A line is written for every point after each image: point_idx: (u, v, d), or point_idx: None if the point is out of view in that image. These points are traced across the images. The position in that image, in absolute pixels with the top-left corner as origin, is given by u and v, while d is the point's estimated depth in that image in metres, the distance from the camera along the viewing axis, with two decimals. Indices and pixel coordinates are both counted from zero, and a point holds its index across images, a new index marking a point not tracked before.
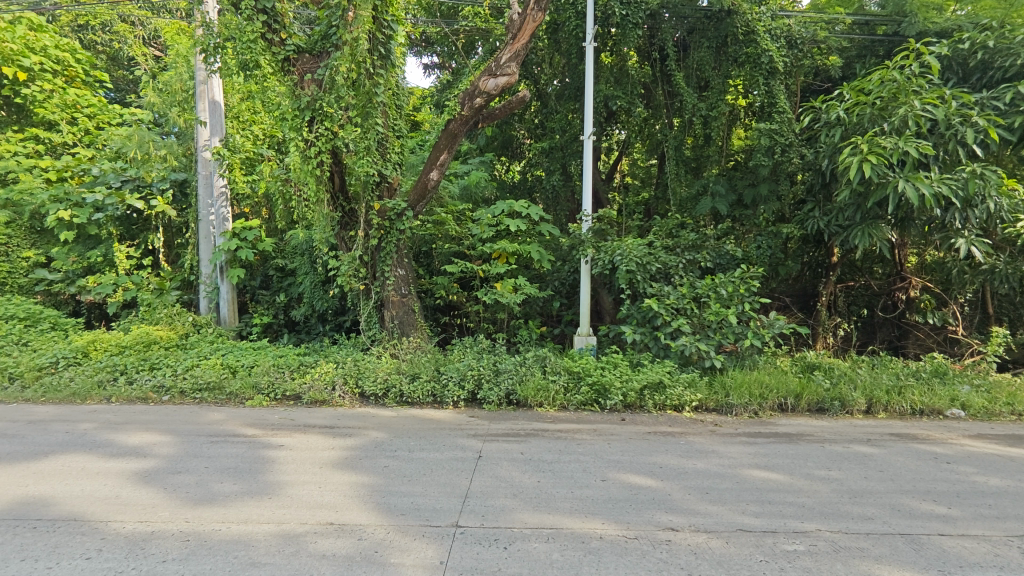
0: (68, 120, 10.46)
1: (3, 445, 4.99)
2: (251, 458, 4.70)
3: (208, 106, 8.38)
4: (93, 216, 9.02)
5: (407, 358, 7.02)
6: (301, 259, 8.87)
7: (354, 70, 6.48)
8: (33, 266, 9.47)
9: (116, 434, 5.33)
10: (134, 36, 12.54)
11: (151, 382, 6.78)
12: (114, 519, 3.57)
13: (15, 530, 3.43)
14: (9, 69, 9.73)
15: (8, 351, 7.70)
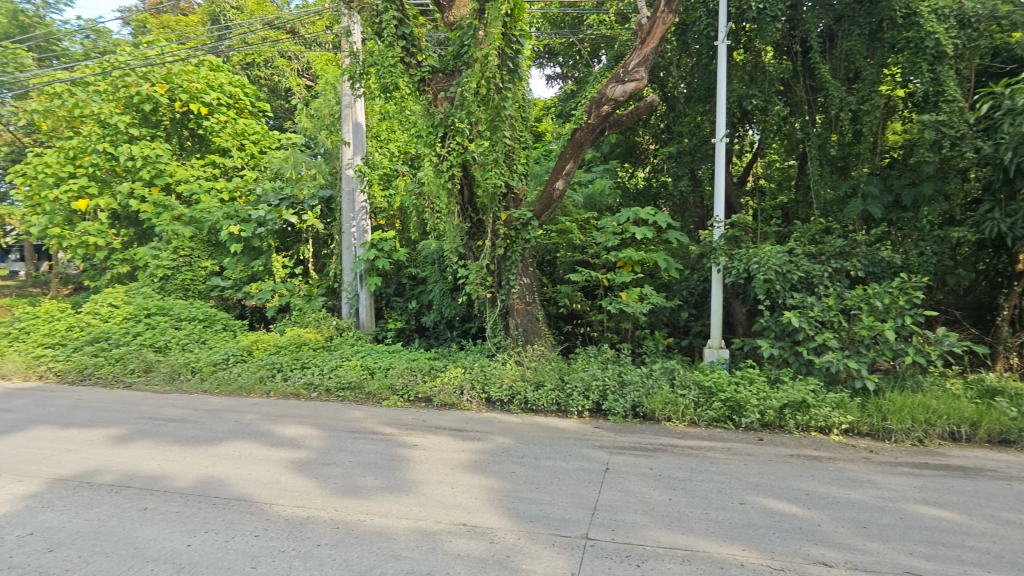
0: (238, 146, 11.94)
1: (189, 429, 5.77)
2: (389, 455, 5.01)
3: (351, 128, 9.12)
4: (256, 230, 10.16)
5: (531, 365, 7.10)
6: (431, 268, 9.36)
7: (483, 86, 6.74)
8: (209, 274, 10.88)
9: (275, 426, 5.94)
10: (291, 69, 14.06)
11: (303, 379, 7.48)
12: (275, 503, 3.96)
13: (200, 504, 3.94)
14: (193, 105, 11.31)
15: (191, 348, 8.95)
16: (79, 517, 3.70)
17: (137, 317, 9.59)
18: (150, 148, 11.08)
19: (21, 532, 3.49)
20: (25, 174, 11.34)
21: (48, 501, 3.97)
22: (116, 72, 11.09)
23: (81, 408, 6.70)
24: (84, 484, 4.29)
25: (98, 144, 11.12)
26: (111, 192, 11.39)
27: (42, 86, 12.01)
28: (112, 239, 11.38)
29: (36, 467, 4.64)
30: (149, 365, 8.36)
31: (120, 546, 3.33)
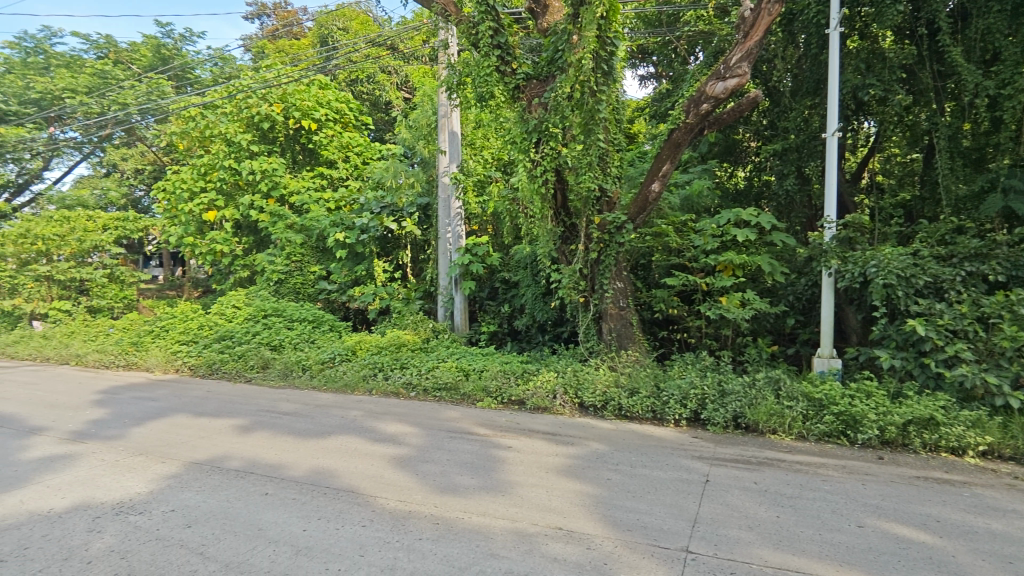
0: (343, 158, 12.71)
1: (301, 423, 6.20)
2: (485, 456, 5.11)
3: (447, 137, 9.41)
4: (359, 237, 10.75)
5: (625, 371, 6.97)
6: (524, 272, 9.47)
7: (577, 90, 6.73)
8: (318, 278, 11.65)
9: (377, 422, 6.25)
10: (391, 83, 14.88)
11: (402, 379, 7.82)
12: (380, 496, 4.17)
13: (313, 493, 4.23)
14: (305, 122, 12.19)
15: (302, 347, 9.63)
16: (211, 498, 4.09)
17: (256, 317, 10.47)
18: (268, 163, 12.07)
19: (165, 508, 3.91)
20: (165, 190, 12.74)
21: (185, 482, 4.42)
22: (239, 95, 12.19)
23: (210, 399, 7.42)
24: (215, 468, 4.74)
25: (225, 161, 12.28)
26: (235, 204, 12.52)
27: (179, 111, 13.44)
28: (235, 246, 12.51)
29: (175, 451, 5.19)
30: (266, 362, 9.10)
31: (245, 527, 3.65)
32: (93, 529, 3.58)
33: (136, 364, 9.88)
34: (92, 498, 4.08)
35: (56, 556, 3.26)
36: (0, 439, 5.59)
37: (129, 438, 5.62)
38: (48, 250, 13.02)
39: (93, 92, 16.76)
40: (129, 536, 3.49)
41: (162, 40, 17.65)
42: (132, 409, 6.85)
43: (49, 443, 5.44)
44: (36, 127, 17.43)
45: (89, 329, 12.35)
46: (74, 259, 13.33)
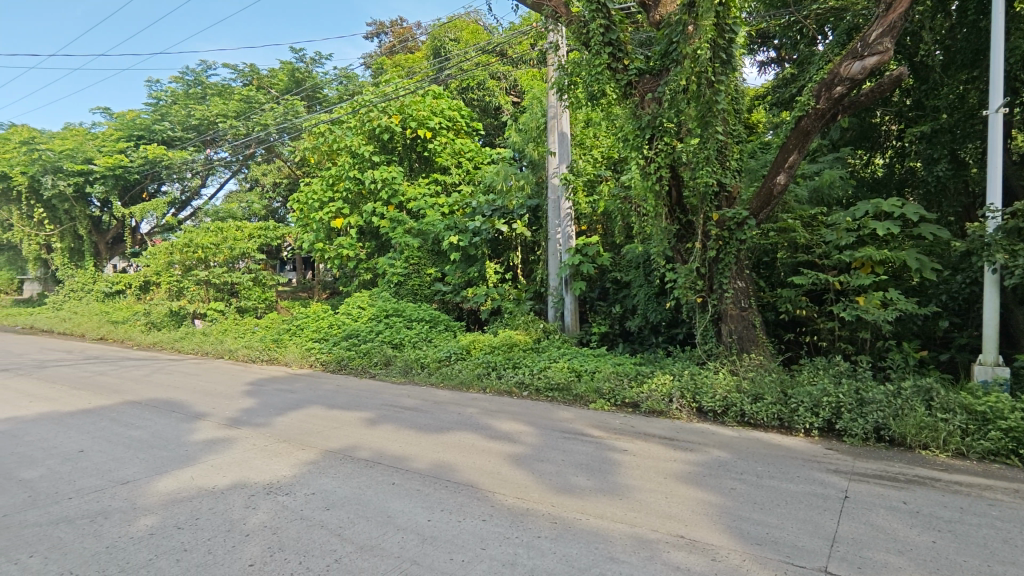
0: (456, 164, 13.20)
1: (422, 417, 6.53)
2: (600, 458, 5.07)
3: (557, 138, 9.46)
4: (472, 239, 11.09)
5: (748, 375, 6.58)
6: (636, 272, 9.26)
7: (693, 82, 6.48)
8: (433, 280, 12.19)
9: (493, 420, 6.41)
10: (501, 88, 15.29)
11: (515, 378, 7.96)
12: (498, 492, 4.27)
13: (435, 485, 4.42)
14: (421, 131, 12.82)
15: (420, 346, 10.12)
16: (345, 484, 4.42)
17: (379, 317, 11.16)
18: (388, 172, 12.82)
19: (306, 491, 4.28)
20: (299, 201, 13.97)
21: (323, 468, 4.82)
22: (362, 109, 13.05)
23: (341, 393, 8.02)
24: (348, 457, 5.12)
25: (350, 172, 13.21)
26: (359, 211, 13.42)
27: (311, 128, 14.68)
28: (359, 251, 13.41)
29: (313, 439, 5.68)
30: (388, 360, 9.69)
31: (376, 513, 3.90)
32: (248, 506, 4.01)
33: (277, 359, 10.92)
34: (247, 478, 4.57)
35: (219, 527, 3.69)
36: (173, 422, 6.43)
37: (275, 426, 6.23)
38: (205, 257, 14.78)
39: (240, 115, 18.79)
40: (278, 514, 3.87)
41: (296, 64, 19.20)
42: (275, 400, 7.59)
43: (211, 427, 6.17)
44: (195, 149, 19.87)
45: (239, 327, 13.86)
46: (226, 265, 15.02)
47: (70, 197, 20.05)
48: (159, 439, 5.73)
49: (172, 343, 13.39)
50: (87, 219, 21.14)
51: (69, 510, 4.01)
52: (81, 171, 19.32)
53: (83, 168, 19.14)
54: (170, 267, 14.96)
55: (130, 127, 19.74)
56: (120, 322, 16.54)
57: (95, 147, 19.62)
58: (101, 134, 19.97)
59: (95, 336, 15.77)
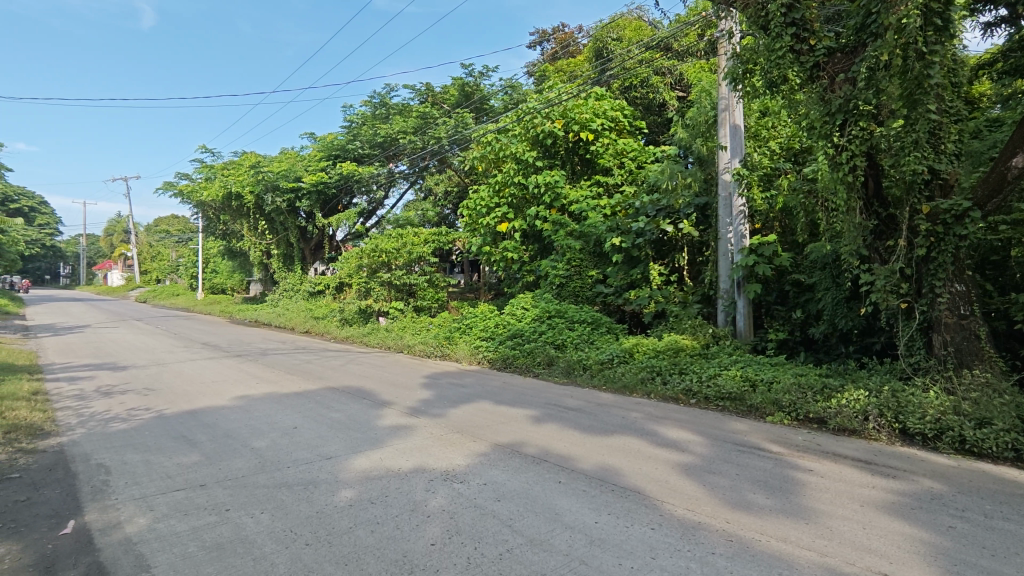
0: (618, 165, 13.04)
1: (586, 419, 6.55)
2: (781, 476, 4.64)
3: (728, 131, 8.88)
4: (635, 240, 10.89)
5: (969, 396, 5.57)
6: (822, 273, 8.35)
7: (899, 56, 5.66)
8: (595, 282, 12.20)
9: (659, 426, 6.22)
10: (665, 84, 14.77)
11: (682, 385, 7.62)
12: (667, 501, 4.13)
13: (601, 488, 4.40)
14: (584, 134, 12.89)
15: (582, 347, 10.16)
16: (514, 478, 4.59)
17: (542, 318, 11.45)
18: (551, 176, 13.07)
19: (479, 481, 4.53)
20: (468, 207, 14.83)
21: (493, 460, 5.06)
22: (527, 116, 13.46)
23: (507, 390, 8.37)
24: (516, 452, 5.32)
25: (515, 178, 13.71)
26: (523, 215, 13.85)
27: (478, 138, 15.50)
28: (523, 254, 13.86)
29: (483, 432, 5.99)
30: (551, 360, 9.88)
31: (545, 509, 3.99)
32: (429, 489, 4.35)
33: (448, 355, 11.71)
34: (427, 464, 4.97)
35: (405, 506, 4.05)
36: (364, 408, 7.23)
37: (450, 417, 6.70)
38: (388, 261, 16.37)
39: (417, 131, 20.46)
40: (455, 500, 4.15)
41: (466, 79, 20.29)
42: (449, 393, 8.16)
43: (396, 415, 6.82)
44: (380, 164, 22.13)
45: (416, 324, 15.16)
46: (405, 268, 16.50)
47: (284, 210, 23.54)
48: (354, 422, 6.47)
49: (362, 338, 15.06)
50: (297, 230, 24.63)
51: (288, 478, 4.70)
52: (292, 188, 22.54)
53: (293, 186, 22.31)
54: (360, 270, 16.79)
55: (329, 148, 22.56)
56: (321, 318, 19.03)
57: (303, 167, 22.74)
58: (307, 156, 23.13)
59: (302, 329, 18.30)
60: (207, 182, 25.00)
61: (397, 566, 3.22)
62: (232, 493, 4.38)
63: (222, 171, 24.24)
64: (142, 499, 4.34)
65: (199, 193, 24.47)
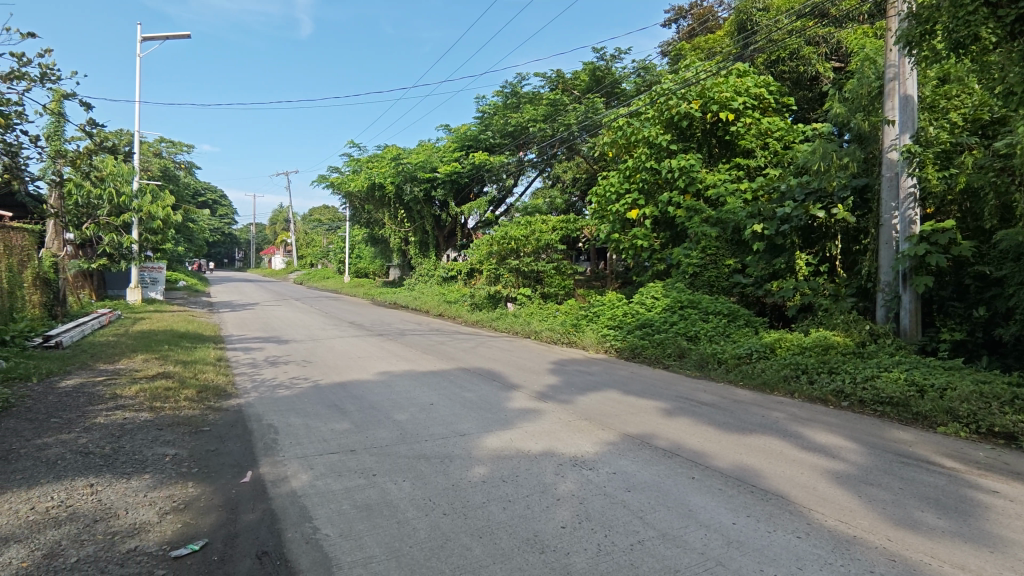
0: (762, 146, 12.18)
1: (721, 415, 6.22)
2: (958, 495, 4.06)
3: (898, 103, 7.90)
4: (780, 228, 10.03)
5: None
6: (1014, 265, 7.11)
7: None
8: (732, 272, 11.53)
9: (804, 429, 5.73)
10: (819, 55, 13.41)
11: (831, 386, 6.94)
12: (815, 509, 3.80)
13: (739, 488, 4.16)
14: (723, 114, 12.08)
15: (717, 340, 9.63)
16: (644, 470, 4.49)
17: (673, 309, 11.05)
18: (686, 159, 12.42)
19: (608, 469, 4.49)
20: (597, 194, 14.55)
21: (622, 450, 4.99)
22: (661, 98, 12.85)
23: (636, 381, 8.19)
24: (646, 443, 5.20)
25: (647, 162, 13.15)
26: (655, 201, 13.31)
27: (609, 124, 15.07)
28: (654, 241, 13.39)
29: (611, 421, 5.93)
30: (683, 351, 9.50)
31: (677, 504, 3.86)
32: (558, 473, 4.40)
33: (575, 342, 11.71)
34: (556, 448, 5.03)
35: (535, 487, 4.13)
36: (495, 389, 7.49)
37: (577, 404, 6.71)
38: (517, 248, 16.66)
39: (547, 118, 20.48)
40: (584, 486, 4.16)
41: (597, 63, 19.90)
42: (576, 380, 8.19)
43: (525, 398, 6.97)
44: (510, 152, 22.57)
45: (543, 311, 15.34)
46: (534, 255, 16.72)
47: (421, 200, 24.93)
48: (485, 402, 6.72)
49: (491, 322, 15.58)
50: (432, 218, 25.96)
51: (426, 450, 5.00)
52: (428, 178, 23.75)
53: (430, 176, 23.49)
54: (490, 256, 17.27)
55: (463, 138, 23.33)
56: (453, 303, 19.96)
57: (438, 158, 23.86)
58: (443, 147, 24.19)
59: (436, 312, 19.33)
60: (354, 174, 27.15)
61: (529, 544, 3.30)
62: (378, 460, 4.77)
63: (368, 164, 26.17)
64: (304, 458, 4.86)
65: (348, 184, 26.63)
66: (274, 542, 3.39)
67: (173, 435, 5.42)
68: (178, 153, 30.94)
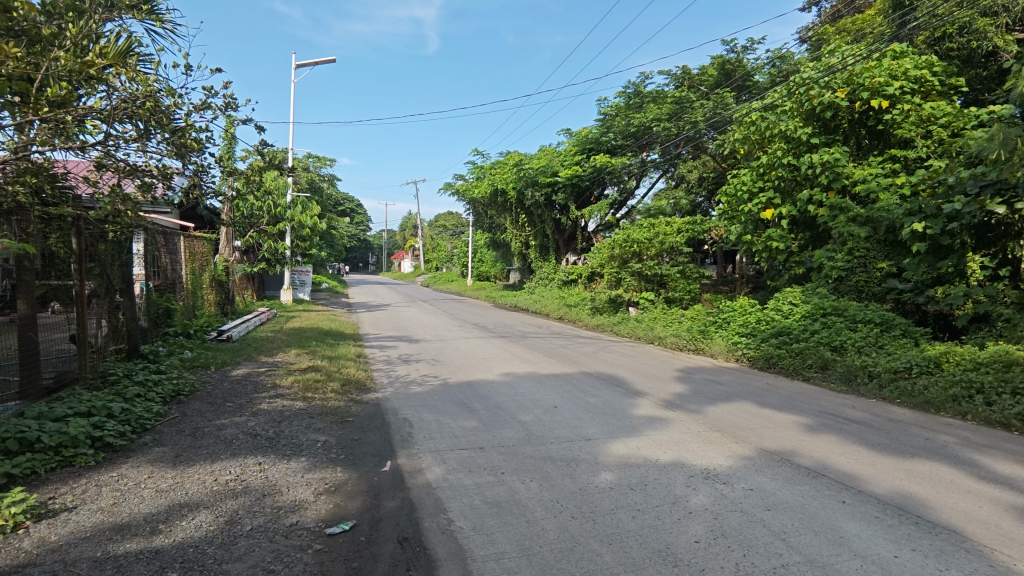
0: (924, 135, 10.78)
1: (875, 435, 5.62)
2: None
3: None
4: (947, 226, 8.81)
5: None
6: None
7: None
8: (885, 276, 10.39)
9: (981, 456, 5.00)
10: (997, 27, 11.65)
11: (1015, 409, 5.99)
12: (1000, 550, 3.29)
13: (901, 518, 3.73)
14: (876, 101, 10.92)
15: (868, 352, 8.70)
16: (786, 489, 4.18)
17: (814, 316, 10.20)
18: (830, 153, 11.38)
19: (744, 485, 4.25)
20: (726, 194, 13.78)
21: (760, 466, 4.69)
22: (801, 88, 11.90)
23: (772, 393, 7.65)
24: (787, 460, 4.83)
25: (784, 158, 12.17)
26: (793, 200, 12.33)
27: (741, 119, 14.20)
28: (792, 243, 12.42)
29: (746, 434, 5.59)
30: (826, 363, 8.71)
31: (825, 529, 3.54)
32: (689, 485, 4.24)
33: (702, 350, 11.19)
34: (686, 459, 4.84)
35: (665, 498, 4.01)
36: (619, 395, 7.38)
37: (707, 414, 6.41)
38: (640, 251, 16.27)
39: (672, 116, 19.82)
40: (718, 501, 3.96)
41: (727, 56, 18.92)
42: (705, 389, 7.83)
43: (651, 406, 6.80)
44: (632, 154, 22.12)
45: (667, 316, 14.84)
46: (657, 258, 16.25)
47: (542, 204, 25.27)
48: (610, 408, 6.65)
49: (613, 327, 15.37)
50: (552, 222, 26.15)
51: (552, 452, 5.05)
52: (549, 183, 23.97)
53: (551, 180, 23.71)
54: (612, 260, 17.08)
55: (584, 141, 23.26)
56: (573, 307, 19.96)
57: (559, 162, 23.96)
58: (563, 151, 24.29)
59: (556, 315, 19.45)
60: (478, 181, 28.17)
61: (660, 556, 3.22)
62: (506, 458, 4.90)
63: (491, 170, 27.00)
64: (437, 452, 5.13)
65: (472, 191, 27.66)
66: (413, 530, 3.61)
67: (323, 424, 5.97)
68: (323, 167, 34.06)
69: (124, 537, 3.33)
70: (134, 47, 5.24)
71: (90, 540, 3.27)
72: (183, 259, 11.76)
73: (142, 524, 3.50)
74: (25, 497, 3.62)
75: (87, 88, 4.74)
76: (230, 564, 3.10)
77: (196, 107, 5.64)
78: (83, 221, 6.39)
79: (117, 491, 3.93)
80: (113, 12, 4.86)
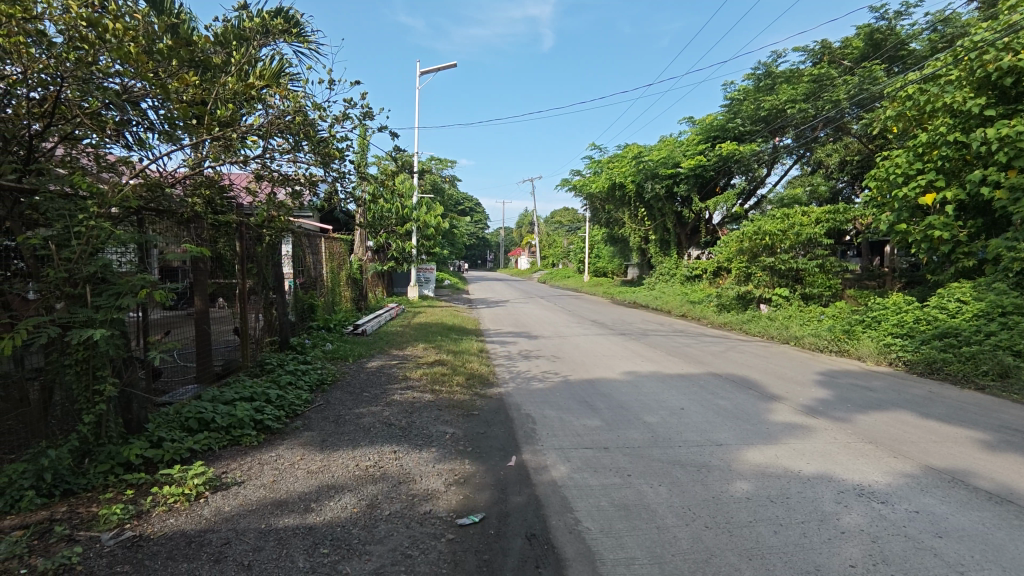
0: None
1: None
2: None
3: None
4: None
5: None
6: None
7: None
8: None
9: None
10: None
11: None
12: None
13: None
14: None
15: None
16: (960, 514, 3.65)
17: (990, 315, 8.86)
18: (1010, 126, 9.76)
19: (908, 506, 3.77)
20: (875, 178, 12.34)
21: (925, 485, 4.14)
22: (970, 53, 10.34)
23: (937, 402, 6.74)
24: (960, 482, 4.21)
25: (949, 135, 10.67)
26: (960, 182, 10.78)
27: (893, 93, 12.65)
28: (959, 231, 10.83)
29: (907, 449, 4.97)
30: (1006, 370, 7.52)
31: (1016, 565, 3.03)
32: (840, 502, 3.84)
33: (847, 352, 10.14)
34: (835, 472, 4.41)
35: (811, 514, 3.67)
36: (753, 399, 6.90)
37: (857, 423, 5.80)
38: (772, 244, 15.11)
39: (809, 96, 18.18)
40: (876, 522, 3.55)
41: (876, 24, 17.02)
42: (853, 395, 7.07)
43: (790, 411, 6.28)
44: (763, 139, 20.63)
45: (804, 314, 13.64)
46: (793, 251, 14.99)
47: (662, 197, 24.41)
48: (742, 412, 6.24)
49: (742, 325, 14.45)
50: (674, 215, 25.14)
51: (681, 456, 4.84)
52: (670, 175, 23.08)
53: (672, 172, 22.81)
54: (740, 253, 16.06)
55: (709, 129, 22.06)
56: (697, 304, 19.05)
57: (681, 152, 22.89)
58: (686, 141, 23.19)
59: (678, 313, 18.68)
60: (595, 175, 27.83)
61: None
62: (632, 460, 4.76)
63: (608, 164, 26.55)
64: (561, 450, 5.13)
65: (590, 186, 27.39)
66: (541, 527, 3.62)
67: (450, 416, 6.20)
68: (444, 168, 35.51)
69: (283, 512, 3.68)
70: (285, 67, 5.74)
71: (255, 513, 3.65)
72: (324, 259, 12.83)
73: (297, 502, 3.85)
74: (204, 470, 4.14)
75: (247, 107, 5.27)
76: (372, 546, 3.31)
77: (336, 118, 6.06)
78: (244, 226, 7.16)
79: (276, 470, 4.37)
80: (270, 38, 5.33)
